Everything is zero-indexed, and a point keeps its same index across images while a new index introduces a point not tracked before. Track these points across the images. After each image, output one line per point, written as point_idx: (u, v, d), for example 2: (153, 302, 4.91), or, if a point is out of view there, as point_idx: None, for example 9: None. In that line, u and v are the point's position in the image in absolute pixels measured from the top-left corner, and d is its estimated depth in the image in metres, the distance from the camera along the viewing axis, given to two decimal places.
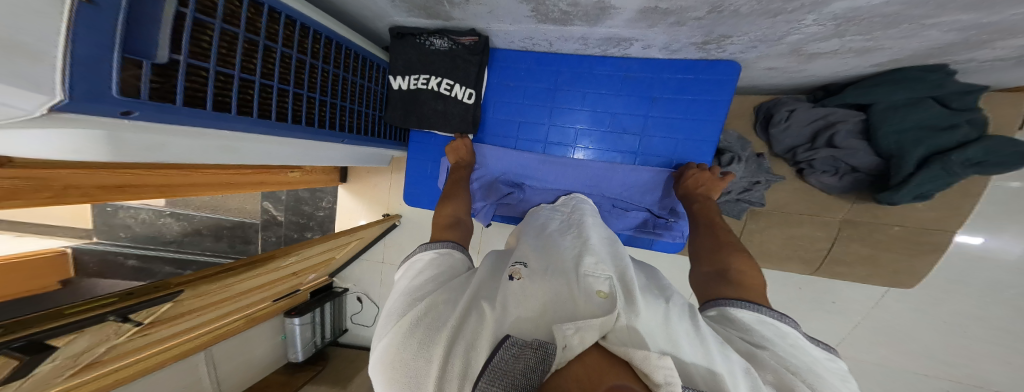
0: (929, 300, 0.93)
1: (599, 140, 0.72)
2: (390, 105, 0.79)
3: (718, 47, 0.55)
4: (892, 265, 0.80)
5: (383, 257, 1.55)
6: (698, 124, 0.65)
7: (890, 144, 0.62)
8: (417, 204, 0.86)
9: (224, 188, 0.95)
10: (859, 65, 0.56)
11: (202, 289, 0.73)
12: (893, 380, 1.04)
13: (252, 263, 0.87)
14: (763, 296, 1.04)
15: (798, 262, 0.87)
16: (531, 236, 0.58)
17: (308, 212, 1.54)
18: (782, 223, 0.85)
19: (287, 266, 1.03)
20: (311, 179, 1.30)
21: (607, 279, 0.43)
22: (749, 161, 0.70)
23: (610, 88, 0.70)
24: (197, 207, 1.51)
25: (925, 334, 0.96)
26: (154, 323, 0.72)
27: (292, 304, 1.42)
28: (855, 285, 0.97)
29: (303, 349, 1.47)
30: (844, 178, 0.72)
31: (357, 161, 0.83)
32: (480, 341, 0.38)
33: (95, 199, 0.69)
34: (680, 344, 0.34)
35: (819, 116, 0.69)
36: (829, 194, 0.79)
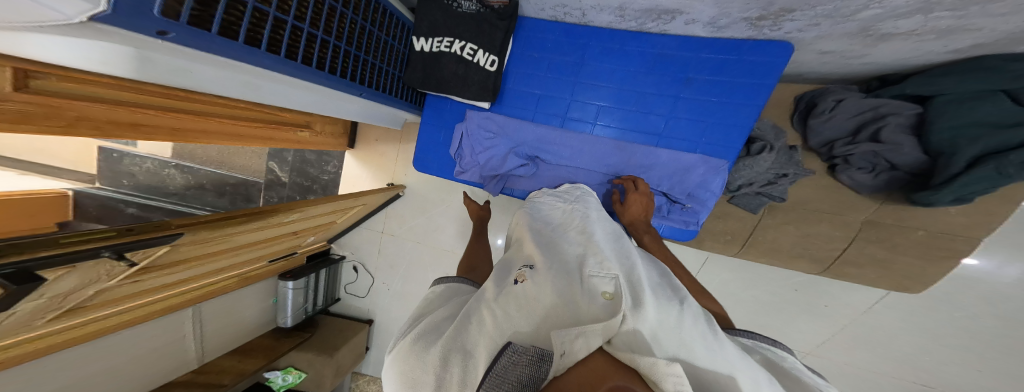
0: (922, 309, 0.94)
1: (623, 119, 0.68)
2: (410, 66, 0.76)
3: (773, 24, 0.51)
4: (904, 270, 0.80)
5: (384, 227, 1.54)
6: (734, 109, 0.62)
7: (943, 141, 0.56)
8: (427, 170, 0.83)
9: (236, 139, 0.95)
10: (936, 50, 0.53)
11: (199, 236, 0.71)
12: (870, 384, 1.07)
13: (255, 213, 0.83)
14: (757, 295, 1.05)
15: (807, 261, 0.87)
16: (535, 233, 0.56)
17: (312, 175, 1.54)
18: (800, 220, 0.84)
19: (287, 224, 1.00)
20: (317, 141, 1.28)
21: (613, 278, 0.41)
22: (779, 152, 0.67)
23: (642, 66, 0.66)
24: (203, 161, 1.49)
25: (910, 342, 0.98)
26: (150, 268, 0.71)
27: (286, 267, 1.41)
28: (852, 290, 0.98)
29: (293, 315, 1.47)
30: (879, 176, 0.69)
31: (369, 118, 0.80)
32: (478, 350, 0.39)
33: (106, 133, 0.66)
34: (693, 353, 0.31)
35: (869, 106, 0.66)
36: (858, 194, 0.77)
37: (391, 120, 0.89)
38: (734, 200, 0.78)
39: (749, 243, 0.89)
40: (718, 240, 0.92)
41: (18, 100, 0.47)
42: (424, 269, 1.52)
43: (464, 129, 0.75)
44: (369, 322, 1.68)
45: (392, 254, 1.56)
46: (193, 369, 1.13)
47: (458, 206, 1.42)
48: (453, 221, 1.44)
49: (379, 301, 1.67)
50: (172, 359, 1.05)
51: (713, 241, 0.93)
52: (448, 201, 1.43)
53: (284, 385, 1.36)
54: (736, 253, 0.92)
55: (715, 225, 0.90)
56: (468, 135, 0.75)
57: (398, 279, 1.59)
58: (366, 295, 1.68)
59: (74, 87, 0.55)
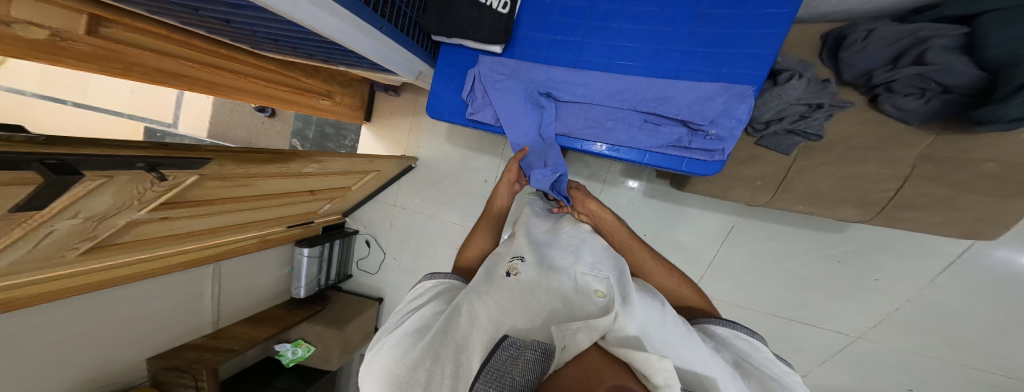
0: (1008, 287, 0.77)
1: (636, 57, 0.65)
2: (426, 11, 0.75)
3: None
4: (975, 213, 0.56)
5: (396, 200, 1.55)
6: (754, 38, 0.56)
7: (1005, 53, 0.41)
8: (439, 116, 0.81)
9: (266, 99, 1.04)
10: None
11: (220, 171, 0.73)
12: (930, 372, 0.92)
13: (278, 154, 0.84)
14: (789, 269, 0.98)
15: (850, 205, 0.67)
16: (529, 239, 0.63)
17: (332, 149, 1.58)
18: (842, 159, 0.65)
19: (311, 176, 1.05)
20: (338, 111, 1.32)
21: (603, 281, 0.49)
22: (809, 82, 0.59)
23: (653, 4, 0.64)
24: (237, 141, 1.65)
25: (997, 330, 0.81)
26: (179, 203, 0.75)
27: (303, 235, 1.44)
28: (907, 260, 0.86)
29: (305, 286, 1.47)
30: (929, 103, 0.51)
31: (400, 66, 0.81)
32: (474, 343, 0.41)
33: (153, 79, 0.74)
34: (677, 351, 0.36)
35: (906, 32, 0.52)
36: (907, 125, 0.58)
37: (409, 70, 0.85)
38: (762, 142, 0.69)
39: (782, 187, 0.71)
40: (743, 186, 0.75)
41: (84, 42, 0.55)
42: (436, 242, 1.51)
43: (477, 72, 0.75)
44: (378, 299, 1.67)
45: (403, 227, 1.56)
46: (209, 333, 1.14)
47: (470, 178, 1.41)
48: (464, 193, 1.42)
49: (389, 276, 1.66)
50: (184, 317, 1.05)
51: (737, 187, 0.76)
52: (460, 172, 1.42)
53: (292, 359, 1.37)
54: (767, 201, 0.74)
55: (741, 168, 0.74)
56: (480, 75, 0.74)
57: (409, 254, 1.58)
58: (377, 272, 1.68)
59: (130, 35, 0.62)
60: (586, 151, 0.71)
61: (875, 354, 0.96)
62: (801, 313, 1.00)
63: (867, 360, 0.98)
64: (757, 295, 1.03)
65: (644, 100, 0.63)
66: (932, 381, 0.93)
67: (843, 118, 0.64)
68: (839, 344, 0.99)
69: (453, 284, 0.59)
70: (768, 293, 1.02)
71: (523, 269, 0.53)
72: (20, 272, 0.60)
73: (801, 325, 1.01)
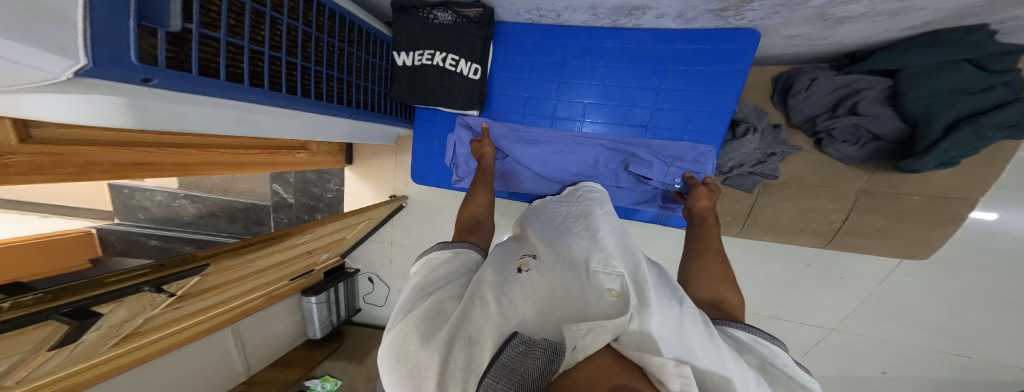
0: (960, 281, 0.85)
1: (610, 114, 0.70)
2: (395, 80, 0.74)
3: (736, 14, 0.51)
4: (909, 235, 0.68)
5: (392, 238, 1.50)
6: (713, 97, 0.63)
7: (921, 108, 0.53)
8: (425, 181, 0.85)
9: (239, 168, 0.85)
10: (891, 28, 0.51)
11: (223, 265, 0.74)
12: (905, 360, 0.99)
13: (268, 239, 0.84)
14: (771, 272, 1.02)
15: (808, 235, 0.74)
16: (539, 230, 0.54)
17: (316, 194, 1.36)
18: (796, 195, 0.72)
19: (301, 244, 1.02)
20: (319, 160, 1.14)
21: (618, 276, 0.39)
22: (765, 132, 0.67)
23: (621, 61, 0.67)
24: (208, 189, 1.30)
25: (942, 314, 0.90)
26: (184, 297, 0.73)
27: (307, 283, 1.39)
28: (864, 260, 0.92)
29: (320, 327, 1.46)
30: (864, 148, 0.62)
31: (361, 136, 0.79)
32: (483, 334, 0.35)
33: (118, 175, 0.61)
34: (699, 354, 0.31)
35: (843, 83, 0.60)
36: (845, 165, 0.67)
37: (386, 137, 0.92)
38: (727, 182, 0.73)
39: (749, 222, 0.77)
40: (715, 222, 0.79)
41: (24, 152, 0.46)
42: None
43: (457, 138, 0.78)
44: None
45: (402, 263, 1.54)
46: (243, 381, 1.19)
47: None
48: None
49: None
50: (219, 376, 1.09)
51: None
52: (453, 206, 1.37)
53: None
54: (738, 233, 0.79)
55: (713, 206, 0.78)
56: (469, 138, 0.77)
57: None
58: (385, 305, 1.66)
59: (72, 132, 0.51)
60: None
61: (850, 342, 1.03)
62: (789, 307, 1.05)
63: (844, 350, 1.04)
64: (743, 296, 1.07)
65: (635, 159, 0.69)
66: (907, 367, 1.00)
67: (794, 159, 0.71)
68: (818, 336, 1.05)
69: (466, 251, 0.51)
70: (757, 294, 1.06)
71: (533, 262, 0.45)
72: (58, 374, 0.60)
73: (785, 322, 1.06)
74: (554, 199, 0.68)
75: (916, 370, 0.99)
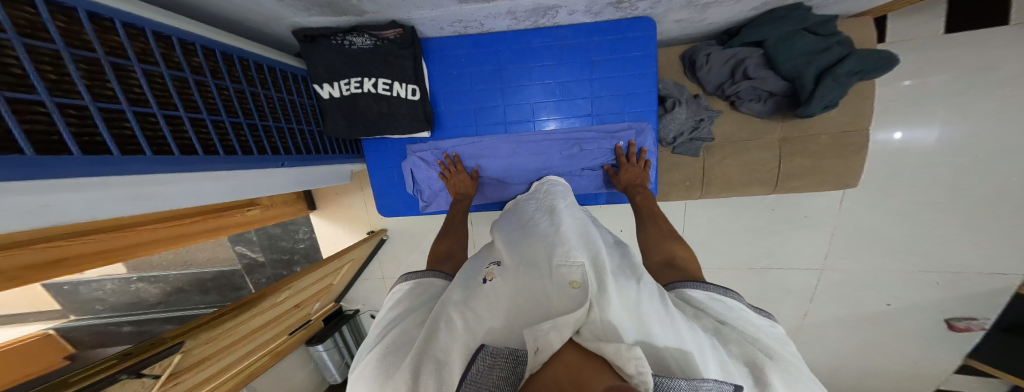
0: (893, 199, 0.93)
1: (556, 109, 0.73)
2: (327, 116, 0.72)
3: (630, 5, 0.56)
4: (834, 168, 0.74)
5: (383, 273, 1.43)
6: (637, 78, 0.68)
7: (792, 68, 0.63)
8: (394, 212, 0.88)
9: (177, 242, 0.81)
10: (744, 9, 0.60)
11: (204, 338, 0.74)
12: (896, 284, 1.02)
13: (242, 305, 0.87)
14: (743, 225, 1.07)
15: (756, 186, 0.78)
16: (505, 233, 0.55)
17: (288, 247, 1.36)
18: (734, 152, 0.77)
19: (287, 299, 1.00)
20: (276, 213, 1.14)
21: (580, 266, 0.38)
22: (689, 103, 0.74)
23: (551, 59, 0.70)
24: (165, 266, 1.27)
25: (895, 231, 0.96)
26: (178, 373, 0.73)
27: (310, 333, 1.35)
28: (813, 196, 0.99)
29: (337, 371, 1.43)
30: (767, 102, 0.69)
31: (303, 181, 0.76)
32: (452, 354, 0.36)
33: (25, 280, 0.55)
34: (656, 330, 0.33)
35: (730, 55, 0.68)
36: (761, 120, 0.75)
37: (339, 176, 0.93)
38: (677, 151, 0.78)
39: (705, 184, 0.80)
40: (677, 189, 0.82)
41: None
42: None
43: (414, 162, 0.80)
44: None
45: None
46: None
47: None
48: None
49: None
50: None
51: (672, 192, 0.83)
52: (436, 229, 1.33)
53: None
54: (699, 196, 0.82)
55: (669, 176, 0.81)
56: (428, 158, 0.81)
57: None
58: None
59: None
60: None
61: (844, 280, 1.06)
62: (770, 256, 1.09)
63: (847, 285, 1.07)
64: (727, 254, 1.11)
65: (585, 140, 0.74)
66: (908, 294, 1.02)
67: (724, 121, 0.76)
68: (813, 279, 1.09)
69: (433, 286, 0.52)
70: (740, 250, 1.10)
71: (498, 269, 0.45)
72: None
73: (776, 271, 1.10)
74: (523, 196, 0.70)
75: (909, 293, 1.02)
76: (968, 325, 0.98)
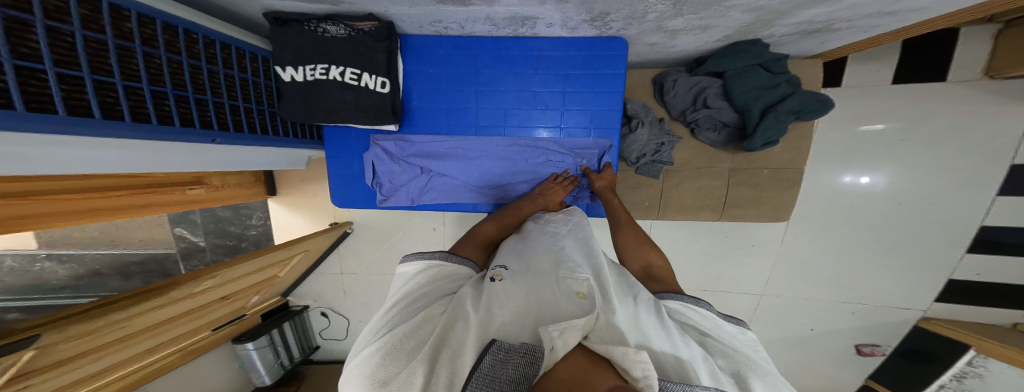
0: (823, 233, 1.04)
1: (526, 118, 0.73)
2: (285, 99, 0.66)
3: (604, 23, 0.55)
4: (774, 203, 0.81)
5: (341, 267, 1.33)
6: (604, 96, 0.69)
7: (743, 102, 0.67)
8: (351, 204, 0.83)
9: (93, 216, 0.72)
10: (708, 39, 0.62)
11: (75, 332, 0.56)
12: (818, 310, 1.14)
13: (137, 293, 0.70)
14: (700, 247, 1.14)
15: (706, 211, 0.85)
16: (511, 243, 0.59)
17: (236, 233, 1.23)
18: (690, 177, 0.83)
19: (209, 291, 0.85)
20: (228, 195, 1.03)
21: (585, 280, 0.45)
22: (652, 125, 0.76)
23: (526, 68, 0.70)
24: (87, 244, 1.12)
25: (824, 262, 1.08)
26: (23, 378, 0.54)
27: (239, 330, 1.19)
28: (762, 226, 1.08)
29: (268, 373, 1.24)
30: (722, 132, 0.74)
31: (235, 162, 0.67)
32: (466, 345, 0.37)
33: None
34: (652, 337, 0.37)
35: (694, 83, 0.72)
36: (715, 149, 0.80)
37: (293, 161, 0.87)
38: (639, 171, 0.82)
39: (661, 207, 0.86)
40: (637, 208, 0.87)
41: None
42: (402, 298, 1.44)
43: (374, 154, 0.76)
44: None
45: (360, 293, 1.36)
46: None
47: (417, 228, 1.26)
48: (415, 245, 1.27)
49: None
50: None
51: (633, 210, 0.88)
52: (407, 226, 1.26)
53: None
54: (656, 217, 0.87)
55: (631, 195, 0.86)
56: (391, 152, 0.77)
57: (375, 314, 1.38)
58: (347, 337, 1.44)
59: None
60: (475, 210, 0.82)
61: (779, 304, 1.16)
62: (721, 278, 1.17)
63: (784, 309, 1.16)
64: (686, 273, 1.17)
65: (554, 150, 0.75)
66: (829, 320, 1.14)
67: (681, 147, 0.81)
68: (754, 302, 1.17)
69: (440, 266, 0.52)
70: (696, 272, 1.17)
71: (506, 272, 0.48)
72: None
73: (725, 293, 1.17)
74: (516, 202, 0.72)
75: (830, 318, 1.14)
76: (872, 350, 1.12)
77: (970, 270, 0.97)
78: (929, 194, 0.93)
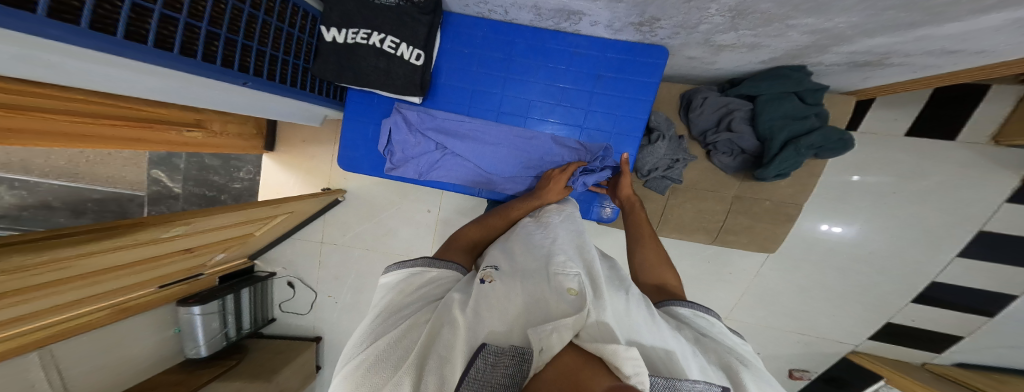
0: (796, 272, 1.11)
1: (551, 112, 0.74)
2: (320, 56, 0.65)
3: (651, 30, 0.58)
4: (766, 233, 0.88)
5: (324, 236, 1.28)
6: (632, 103, 0.71)
7: (767, 129, 0.71)
8: (356, 169, 0.80)
9: (73, 139, 0.64)
10: (751, 60, 0.64)
11: (18, 265, 0.43)
12: (770, 339, 1.20)
13: (104, 228, 0.56)
14: (682, 270, 1.17)
15: (701, 232, 0.90)
16: (501, 245, 0.59)
17: (219, 184, 1.16)
18: (694, 198, 0.87)
19: (177, 239, 0.75)
20: (224, 143, 0.97)
21: (576, 276, 0.45)
22: (671, 141, 0.79)
23: (561, 64, 0.71)
24: (46, 173, 1.04)
25: (788, 299, 1.14)
26: None
27: (188, 291, 1.06)
28: (742, 256, 1.13)
29: (207, 343, 1.07)
30: (737, 159, 0.79)
31: (250, 108, 0.64)
32: (456, 351, 0.36)
33: None
34: (643, 335, 0.38)
35: (722, 104, 0.75)
36: (726, 174, 0.85)
37: (309, 117, 0.83)
38: (646, 185, 0.84)
39: (661, 222, 0.90)
40: None
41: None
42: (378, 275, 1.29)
43: (393, 122, 0.74)
44: (317, 339, 1.36)
45: (337, 265, 1.30)
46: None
47: (411, 208, 1.23)
48: (404, 224, 1.24)
49: (326, 316, 1.36)
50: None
51: None
52: (401, 204, 1.23)
53: None
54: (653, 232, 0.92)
55: None
56: (410, 122, 0.74)
57: (348, 289, 1.32)
58: (309, 313, 1.36)
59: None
60: (476, 194, 0.83)
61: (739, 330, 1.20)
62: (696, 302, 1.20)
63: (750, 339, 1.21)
64: None
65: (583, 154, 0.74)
66: (770, 345, 1.21)
67: (693, 167, 0.85)
68: None
69: (418, 268, 0.50)
70: None
71: (497, 273, 0.48)
72: None
73: None
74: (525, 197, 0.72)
75: (785, 352, 1.21)
76: (802, 375, 1.21)
77: (907, 316, 1.07)
78: (894, 248, 1.01)
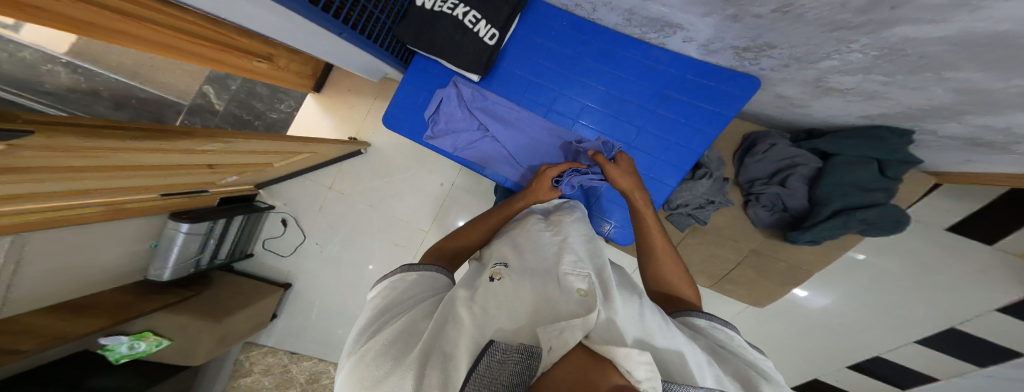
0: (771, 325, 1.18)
1: (600, 121, 0.73)
2: (405, 18, 0.65)
3: (753, 58, 0.56)
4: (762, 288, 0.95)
5: (333, 182, 1.23)
6: (692, 132, 0.69)
7: (825, 193, 0.73)
8: (396, 129, 0.76)
9: (166, 50, 0.61)
10: (855, 111, 0.64)
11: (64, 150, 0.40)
12: None
13: (153, 133, 0.54)
14: None
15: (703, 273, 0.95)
16: (507, 239, 0.53)
17: (258, 110, 1.19)
18: (710, 242, 0.91)
19: (204, 153, 0.71)
20: (279, 75, 0.94)
21: (586, 277, 0.40)
22: (716, 181, 0.81)
23: (632, 76, 0.70)
24: (97, 62, 1.06)
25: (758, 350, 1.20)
26: None
27: (188, 205, 0.99)
28: (727, 303, 1.18)
29: (175, 268, 1.01)
30: (775, 215, 0.82)
31: (331, 52, 0.65)
32: (461, 349, 0.31)
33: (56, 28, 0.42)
34: (656, 343, 0.34)
35: (789, 156, 0.78)
36: (757, 228, 0.88)
37: (369, 71, 0.85)
38: (670, 217, 0.88)
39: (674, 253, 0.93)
40: None
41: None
42: (372, 235, 1.24)
43: (444, 94, 0.71)
44: (285, 286, 1.28)
45: (335, 215, 1.25)
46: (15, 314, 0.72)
47: (426, 178, 1.19)
48: (414, 192, 1.20)
49: (305, 263, 1.30)
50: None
51: None
52: (416, 171, 1.19)
53: (125, 355, 0.88)
54: None
55: None
56: (462, 97, 0.72)
57: (338, 242, 1.27)
58: (291, 256, 1.30)
59: None
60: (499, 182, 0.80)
61: None
62: None
63: None
64: None
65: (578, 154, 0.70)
66: None
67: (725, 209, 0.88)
68: None
69: (421, 270, 0.47)
70: None
71: (506, 270, 0.43)
72: None
73: None
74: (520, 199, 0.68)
75: None
76: None
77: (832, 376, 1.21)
78: (866, 325, 1.09)
